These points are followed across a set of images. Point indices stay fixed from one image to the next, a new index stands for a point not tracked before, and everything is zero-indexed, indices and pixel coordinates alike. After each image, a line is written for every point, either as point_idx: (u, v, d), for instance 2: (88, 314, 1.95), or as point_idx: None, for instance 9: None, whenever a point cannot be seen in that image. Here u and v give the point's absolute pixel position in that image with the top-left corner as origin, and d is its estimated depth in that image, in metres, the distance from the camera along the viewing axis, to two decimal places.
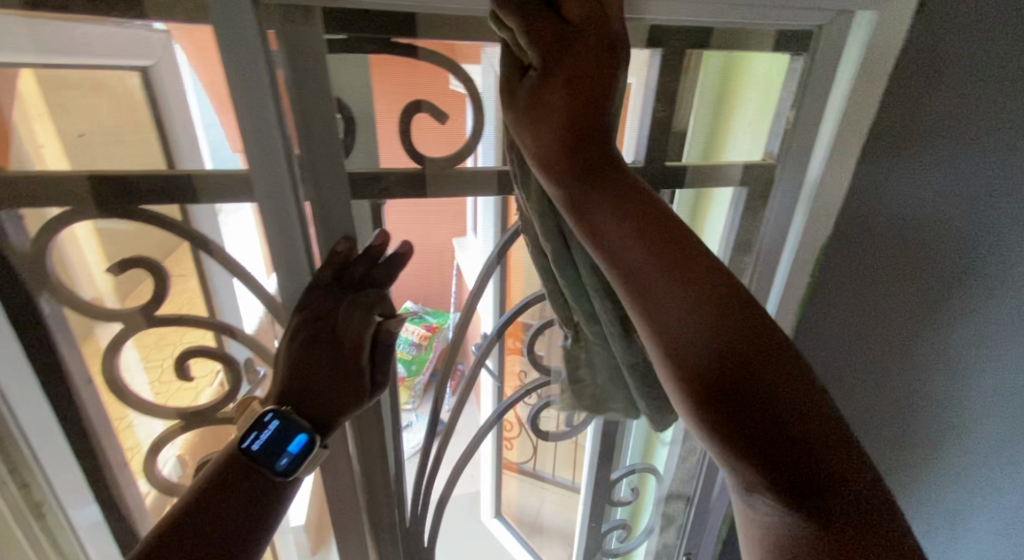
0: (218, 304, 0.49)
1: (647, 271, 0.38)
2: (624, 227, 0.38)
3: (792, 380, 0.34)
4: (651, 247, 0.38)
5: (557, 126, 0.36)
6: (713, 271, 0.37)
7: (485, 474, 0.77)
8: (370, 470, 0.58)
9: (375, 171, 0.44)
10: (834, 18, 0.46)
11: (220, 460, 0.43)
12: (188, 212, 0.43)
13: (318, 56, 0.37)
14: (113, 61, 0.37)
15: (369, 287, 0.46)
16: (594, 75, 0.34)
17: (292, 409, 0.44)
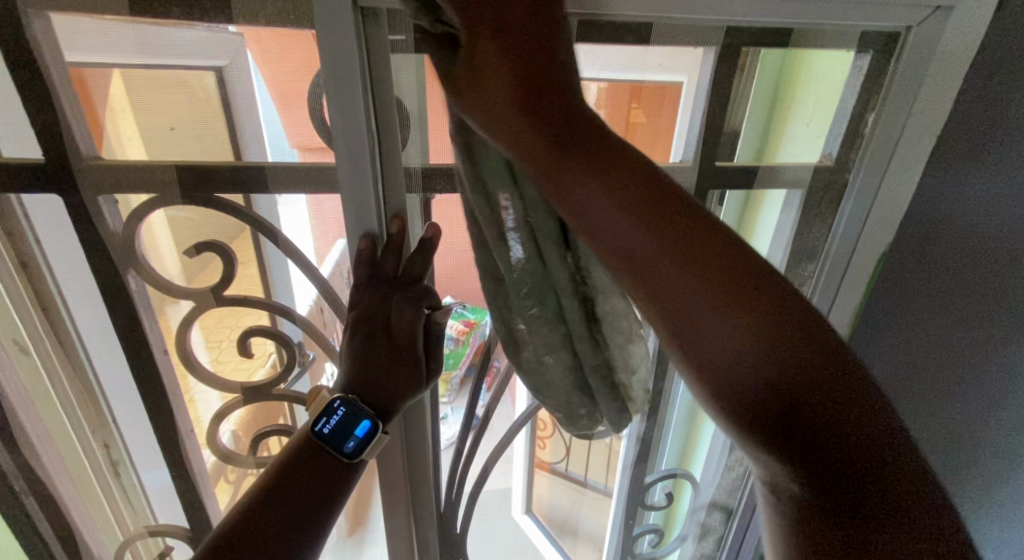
0: (275, 288, 0.52)
1: (614, 225, 0.34)
2: (585, 180, 0.34)
3: (782, 331, 0.30)
4: (612, 194, 0.34)
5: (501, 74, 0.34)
6: (687, 215, 0.33)
7: (517, 470, 0.81)
8: (414, 457, 0.60)
9: (426, 169, 0.45)
10: (925, 18, 0.43)
11: (298, 443, 0.48)
12: (251, 200, 0.46)
13: (381, 54, 0.39)
14: (195, 62, 0.39)
15: (413, 282, 0.45)
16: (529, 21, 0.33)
17: (357, 397, 0.47)
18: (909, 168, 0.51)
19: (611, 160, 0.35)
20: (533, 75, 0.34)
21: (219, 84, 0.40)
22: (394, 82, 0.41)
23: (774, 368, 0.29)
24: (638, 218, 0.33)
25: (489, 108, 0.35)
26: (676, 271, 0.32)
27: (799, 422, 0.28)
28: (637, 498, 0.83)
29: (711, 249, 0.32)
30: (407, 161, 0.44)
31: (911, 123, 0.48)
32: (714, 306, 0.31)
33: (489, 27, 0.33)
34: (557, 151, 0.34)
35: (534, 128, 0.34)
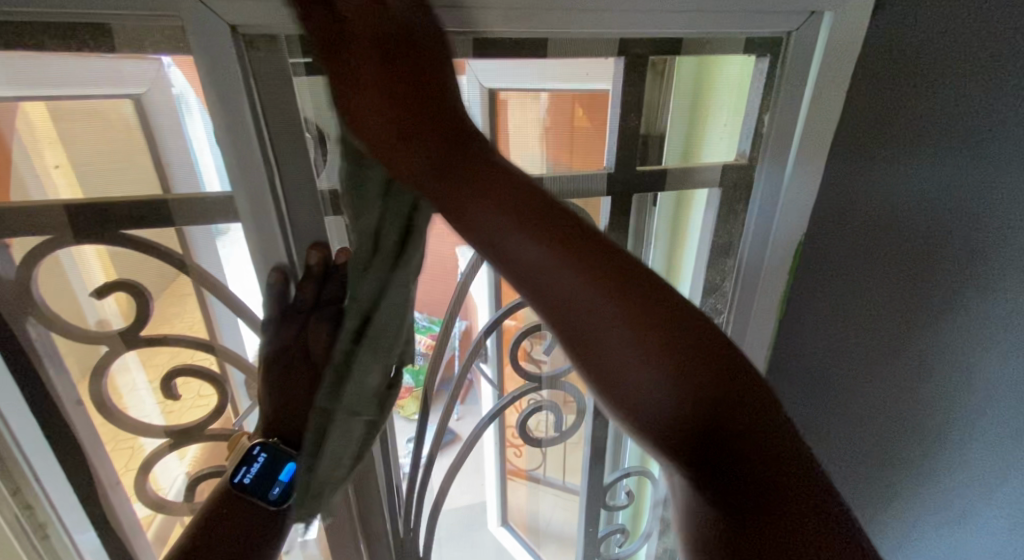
0: (217, 328, 0.50)
1: (542, 265, 0.34)
2: (499, 217, 0.34)
3: (699, 354, 0.33)
4: (536, 238, 0.34)
5: (371, 94, 0.33)
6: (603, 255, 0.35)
7: (490, 482, 0.80)
8: (362, 489, 0.57)
9: None
10: (803, 23, 0.46)
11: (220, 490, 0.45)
12: (183, 232, 0.45)
13: (281, 79, 0.37)
14: (106, 90, 0.38)
15: (327, 302, 0.42)
16: (412, 52, 0.34)
17: (277, 439, 0.45)
18: (811, 164, 0.52)
19: (511, 193, 0.35)
20: (421, 119, 0.34)
21: (136, 112, 0.39)
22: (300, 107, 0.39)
23: (693, 381, 0.33)
24: (603, 306, 0.34)
25: (391, 157, 0.34)
26: (621, 343, 0.34)
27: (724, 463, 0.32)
28: (598, 497, 0.84)
29: (642, 294, 0.34)
30: (321, 186, 0.42)
31: (810, 120, 0.50)
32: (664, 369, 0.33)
33: (388, 92, 0.33)
34: (486, 208, 0.35)
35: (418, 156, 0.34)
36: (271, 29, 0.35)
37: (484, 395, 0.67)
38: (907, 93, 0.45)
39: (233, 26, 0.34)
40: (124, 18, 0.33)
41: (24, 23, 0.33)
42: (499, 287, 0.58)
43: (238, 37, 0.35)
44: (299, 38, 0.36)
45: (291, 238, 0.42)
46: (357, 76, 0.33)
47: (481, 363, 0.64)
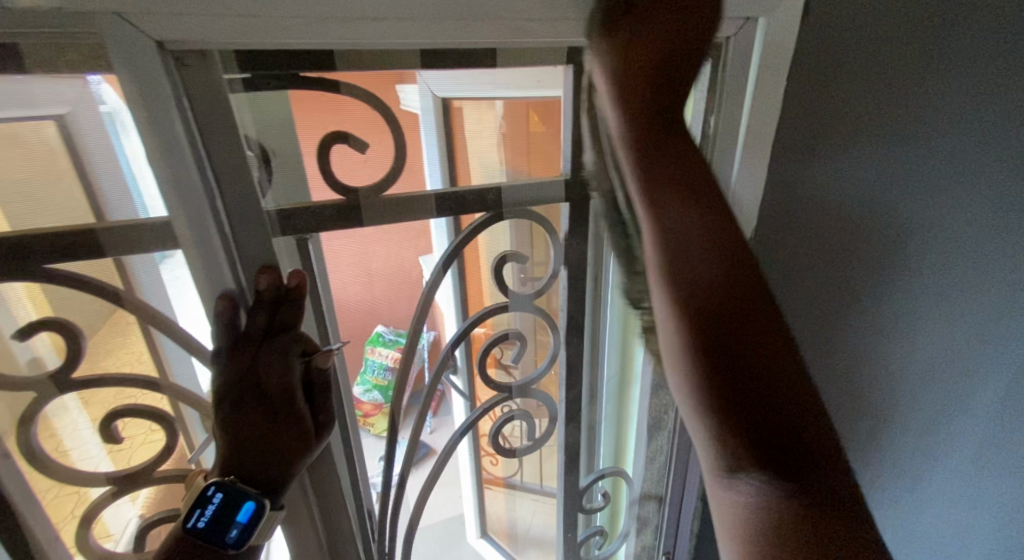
0: (170, 365, 0.48)
1: (670, 200, 0.36)
2: (659, 151, 0.36)
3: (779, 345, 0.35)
4: (681, 183, 0.36)
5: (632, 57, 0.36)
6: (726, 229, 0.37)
7: (466, 490, 0.78)
8: (330, 512, 0.56)
9: (299, 203, 0.42)
10: (741, 27, 0.47)
11: (171, 538, 0.42)
12: (122, 263, 0.42)
13: (218, 96, 0.35)
14: (24, 113, 0.35)
15: (281, 332, 0.41)
16: (684, 26, 0.35)
17: (235, 477, 0.42)
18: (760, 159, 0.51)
19: (677, 143, 0.37)
20: (656, 71, 0.35)
21: (61, 134, 0.37)
22: (239, 123, 0.37)
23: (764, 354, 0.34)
24: (729, 283, 0.36)
25: (621, 88, 0.36)
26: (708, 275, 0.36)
27: (790, 435, 0.33)
28: (575, 501, 0.83)
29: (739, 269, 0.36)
30: (266, 207, 0.41)
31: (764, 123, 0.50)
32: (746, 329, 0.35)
33: (656, 62, 0.35)
34: (659, 141, 0.36)
35: (635, 90, 0.36)
36: (204, 44, 0.33)
37: (455, 409, 0.65)
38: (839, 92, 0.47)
39: (159, 43, 0.32)
40: (36, 36, 0.31)
41: None
42: (466, 295, 0.57)
43: (167, 54, 0.33)
44: (235, 53, 0.35)
45: (237, 262, 0.40)
46: (638, 23, 0.36)
47: (450, 375, 0.62)
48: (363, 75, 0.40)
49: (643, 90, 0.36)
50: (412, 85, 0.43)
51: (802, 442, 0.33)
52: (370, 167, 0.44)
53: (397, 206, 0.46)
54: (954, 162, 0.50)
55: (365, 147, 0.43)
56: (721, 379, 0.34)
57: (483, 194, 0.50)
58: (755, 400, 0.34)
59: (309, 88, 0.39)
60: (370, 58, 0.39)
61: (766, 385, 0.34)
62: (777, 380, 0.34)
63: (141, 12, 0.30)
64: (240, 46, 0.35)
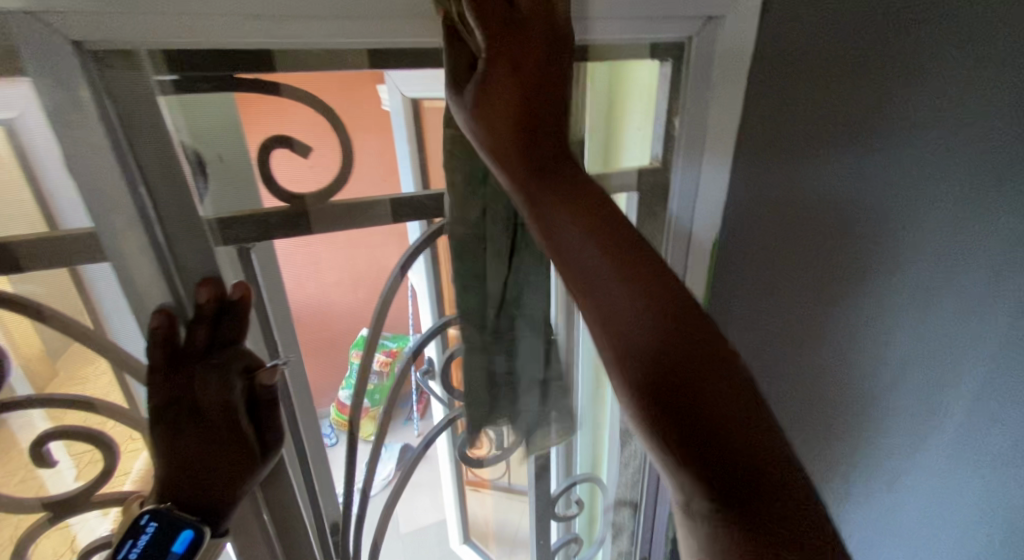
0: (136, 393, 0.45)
1: (574, 239, 0.36)
2: (558, 202, 0.37)
3: (716, 366, 0.31)
4: (581, 217, 0.37)
5: (507, 100, 0.36)
6: (639, 249, 0.35)
7: (447, 490, 0.75)
8: (286, 532, 0.53)
9: (241, 211, 0.40)
10: (702, 28, 0.46)
11: None
12: (75, 278, 0.39)
13: (146, 99, 0.33)
14: None
15: (222, 349, 0.39)
16: (537, 57, 0.36)
17: (173, 504, 0.39)
18: (722, 157, 0.52)
19: (573, 185, 0.38)
20: (533, 117, 0.38)
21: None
22: (171, 128, 0.35)
23: (700, 379, 0.31)
24: (657, 325, 0.32)
25: (501, 148, 0.37)
26: (621, 302, 0.34)
27: (745, 474, 0.29)
28: (547, 508, 0.82)
29: (655, 277, 0.34)
30: (205, 215, 0.38)
31: (720, 123, 0.50)
32: (683, 355, 0.32)
33: (519, 110, 0.37)
34: (552, 189, 0.38)
35: (512, 135, 0.37)
36: (128, 43, 0.31)
37: (433, 412, 0.64)
38: (789, 91, 0.48)
39: (76, 43, 0.30)
40: None
41: None
42: (442, 292, 0.55)
43: (85, 53, 0.30)
44: (163, 54, 0.33)
45: (174, 275, 0.37)
46: (490, 69, 0.36)
47: (428, 379, 0.62)
48: (308, 77, 0.39)
49: (515, 143, 0.37)
50: (381, 85, 0.42)
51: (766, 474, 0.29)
52: (316, 172, 0.42)
53: (349, 212, 0.44)
54: (889, 163, 0.50)
55: (310, 152, 0.41)
56: (669, 432, 0.30)
57: (443, 199, 0.48)
58: (704, 430, 0.29)
59: (247, 90, 0.37)
60: (314, 58, 0.38)
61: (710, 412, 0.30)
62: (725, 409, 0.30)
63: (53, 9, 0.28)
64: (169, 46, 0.33)
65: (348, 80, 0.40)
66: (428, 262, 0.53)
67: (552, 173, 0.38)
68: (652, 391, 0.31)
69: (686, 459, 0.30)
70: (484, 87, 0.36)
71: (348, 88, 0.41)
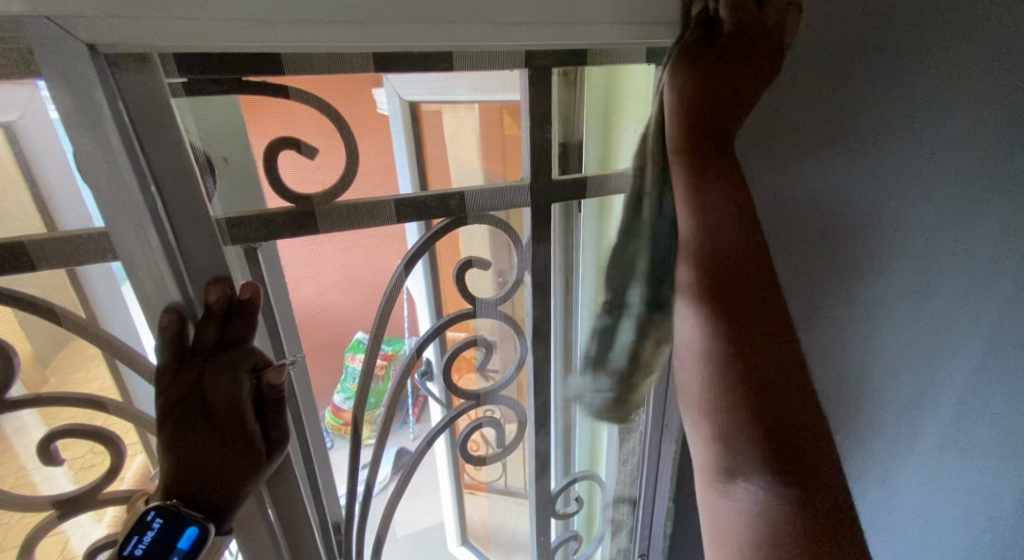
0: (133, 393, 0.45)
1: (718, 206, 0.49)
2: (717, 184, 0.48)
3: (768, 329, 0.49)
4: (732, 197, 0.50)
5: (711, 95, 0.46)
6: (755, 241, 0.51)
7: (447, 495, 0.76)
8: (291, 530, 0.54)
9: (247, 212, 0.41)
10: None
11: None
12: (76, 277, 0.39)
13: (158, 100, 0.34)
14: None
15: (231, 346, 0.40)
16: (746, 49, 0.46)
17: (179, 502, 0.40)
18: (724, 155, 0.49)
19: (729, 172, 0.50)
20: (731, 108, 0.48)
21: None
22: (182, 129, 0.36)
23: (753, 336, 0.47)
24: (743, 251, 0.50)
25: (698, 117, 0.47)
26: (738, 257, 0.49)
27: (778, 402, 0.45)
28: (549, 507, 0.83)
29: (753, 268, 0.50)
30: (215, 215, 0.39)
31: None
32: (764, 306, 0.50)
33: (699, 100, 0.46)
34: (718, 172, 0.48)
35: (698, 115, 0.47)
36: (143, 46, 0.32)
37: (432, 414, 0.64)
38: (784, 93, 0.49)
39: (91, 46, 0.30)
40: None
41: None
42: (440, 293, 0.57)
43: (100, 56, 0.31)
44: (174, 56, 0.34)
45: (185, 274, 0.38)
46: (711, 61, 0.46)
47: (427, 381, 0.62)
48: (313, 80, 0.39)
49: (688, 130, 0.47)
50: (379, 89, 0.42)
51: (788, 408, 0.46)
52: (321, 173, 0.43)
53: (355, 212, 0.45)
54: (865, 149, 0.52)
55: (315, 153, 0.42)
56: (740, 379, 0.46)
57: (445, 200, 0.49)
58: (763, 378, 0.46)
59: (255, 92, 0.38)
60: (322, 61, 0.38)
61: (751, 361, 0.46)
62: (762, 361, 0.47)
63: (73, 14, 0.29)
64: (181, 49, 0.33)
65: (352, 83, 0.41)
66: (425, 266, 0.53)
67: (720, 164, 0.49)
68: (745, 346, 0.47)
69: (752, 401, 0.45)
70: (693, 70, 0.46)
71: (353, 90, 0.41)
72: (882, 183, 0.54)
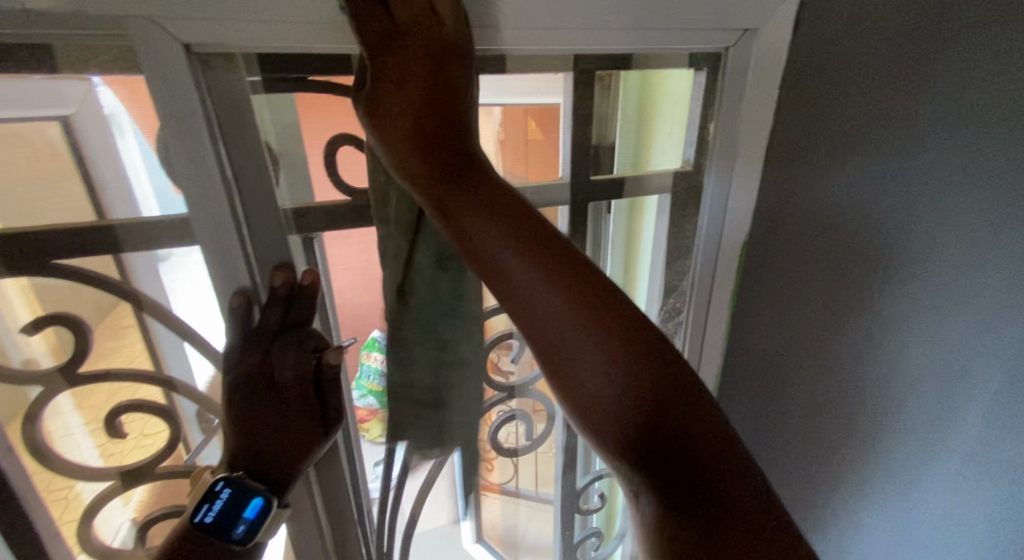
0: (166, 361, 0.48)
1: (493, 244, 0.35)
2: (487, 222, 0.36)
3: (639, 363, 0.33)
4: (499, 220, 0.36)
5: (405, 128, 0.37)
6: (572, 261, 0.35)
7: (464, 499, 0.77)
8: (334, 508, 0.56)
9: (306, 205, 0.43)
10: (737, 41, 0.49)
11: (179, 531, 0.43)
12: (124, 260, 0.42)
13: (240, 98, 0.37)
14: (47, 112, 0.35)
15: (293, 329, 0.43)
16: (425, 66, 0.36)
17: (244, 474, 0.43)
18: (744, 164, 0.54)
19: (499, 194, 0.37)
20: (429, 117, 0.37)
21: (63, 134, 0.36)
22: (258, 125, 0.39)
23: (618, 378, 0.33)
24: (569, 307, 0.34)
25: (408, 155, 0.37)
26: (539, 298, 0.34)
27: (667, 436, 0.33)
28: (572, 501, 0.84)
29: (587, 285, 0.35)
30: (283, 205, 0.42)
31: (751, 129, 0.53)
32: (604, 337, 0.34)
33: (417, 121, 0.37)
34: (478, 212, 0.36)
35: (416, 143, 0.37)
36: (229, 47, 0.35)
37: None
38: (825, 99, 0.48)
39: (186, 45, 0.33)
40: (67, 37, 0.31)
41: None
42: (466, 295, 0.57)
43: (193, 56, 0.34)
44: (257, 57, 0.36)
45: (253, 257, 0.41)
46: (398, 78, 0.36)
47: None
48: None
49: (422, 151, 0.37)
50: None
51: (685, 447, 0.32)
52: None
53: None
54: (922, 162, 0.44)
55: None
56: (612, 438, 0.34)
57: None
58: (626, 420, 0.33)
59: (320, 91, 0.40)
60: None
61: (622, 413, 0.33)
62: (632, 411, 0.33)
63: (174, 17, 0.31)
64: (263, 50, 0.36)
65: None
66: None
67: (463, 184, 0.37)
68: (589, 400, 0.34)
69: (629, 450, 0.34)
70: (374, 102, 0.37)
71: None
72: (914, 221, 0.46)
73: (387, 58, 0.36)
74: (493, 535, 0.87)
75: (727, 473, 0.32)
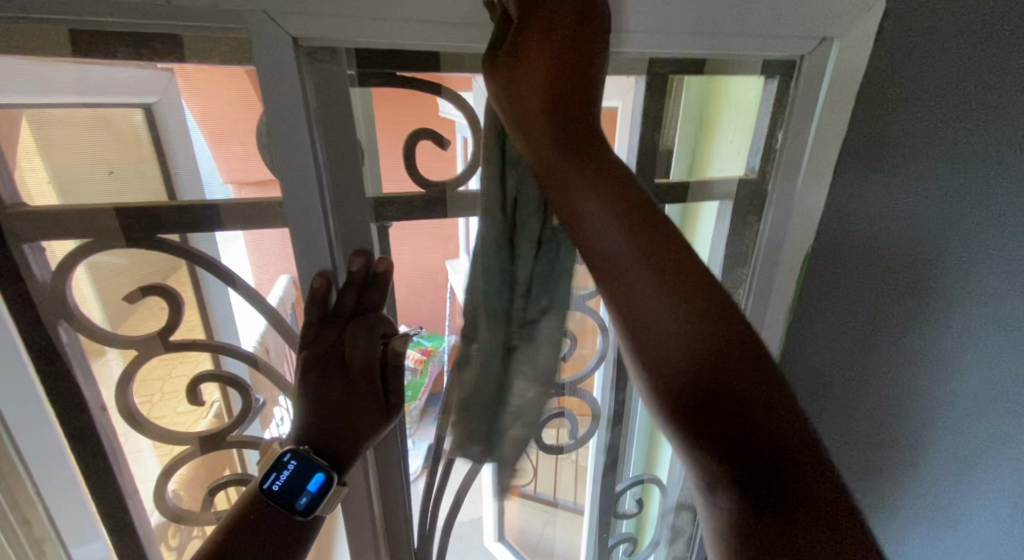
0: (216, 325, 0.49)
1: (590, 210, 0.38)
2: (591, 191, 0.38)
3: (701, 324, 0.38)
4: (602, 193, 0.38)
5: (536, 84, 0.35)
6: (661, 232, 0.39)
7: (485, 498, 0.78)
8: (385, 490, 0.59)
9: (384, 196, 0.45)
10: (816, 47, 0.48)
11: (248, 498, 0.45)
12: (189, 236, 0.44)
13: (338, 90, 0.39)
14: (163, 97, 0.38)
15: (364, 312, 0.45)
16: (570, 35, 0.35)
17: (309, 448, 0.45)
18: (810, 173, 0.54)
19: (606, 171, 0.38)
20: (569, 81, 0.36)
21: (158, 119, 0.39)
22: (352, 117, 0.41)
23: (684, 335, 0.39)
24: (650, 271, 0.39)
25: (524, 122, 0.37)
26: (627, 260, 0.39)
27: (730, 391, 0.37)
28: (608, 504, 0.85)
29: (671, 252, 0.39)
30: (369, 194, 0.44)
31: (821, 138, 0.52)
32: (674, 301, 0.39)
33: (553, 90, 0.36)
34: (585, 183, 0.38)
35: (541, 113, 0.36)
36: (335, 42, 0.37)
37: None
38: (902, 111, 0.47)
39: (295, 39, 0.36)
40: (200, 30, 0.35)
41: (96, 33, 0.33)
42: None
43: (300, 49, 0.36)
44: (357, 52, 0.39)
45: (334, 241, 0.43)
46: (522, 46, 0.34)
47: None
48: (436, 75, 0.42)
49: (548, 121, 0.37)
50: (468, 91, 0.43)
51: (748, 405, 0.37)
52: (447, 162, 0.46)
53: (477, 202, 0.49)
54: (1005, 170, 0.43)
55: (444, 142, 0.45)
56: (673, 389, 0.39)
57: None
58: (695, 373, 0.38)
59: (404, 87, 0.42)
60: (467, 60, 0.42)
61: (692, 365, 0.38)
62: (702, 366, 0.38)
63: (288, 12, 0.34)
64: (363, 45, 0.38)
65: (452, 83, 0.43)
66: None
67: (577, 159, 0.38)
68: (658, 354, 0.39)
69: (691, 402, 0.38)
70: (512, 53, 0.35)
71: (460, 88, 0.43)
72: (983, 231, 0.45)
73: (534, 18, 0.34)
74: (517, 535, 0.87)
75: (782, 437, 0.36)
